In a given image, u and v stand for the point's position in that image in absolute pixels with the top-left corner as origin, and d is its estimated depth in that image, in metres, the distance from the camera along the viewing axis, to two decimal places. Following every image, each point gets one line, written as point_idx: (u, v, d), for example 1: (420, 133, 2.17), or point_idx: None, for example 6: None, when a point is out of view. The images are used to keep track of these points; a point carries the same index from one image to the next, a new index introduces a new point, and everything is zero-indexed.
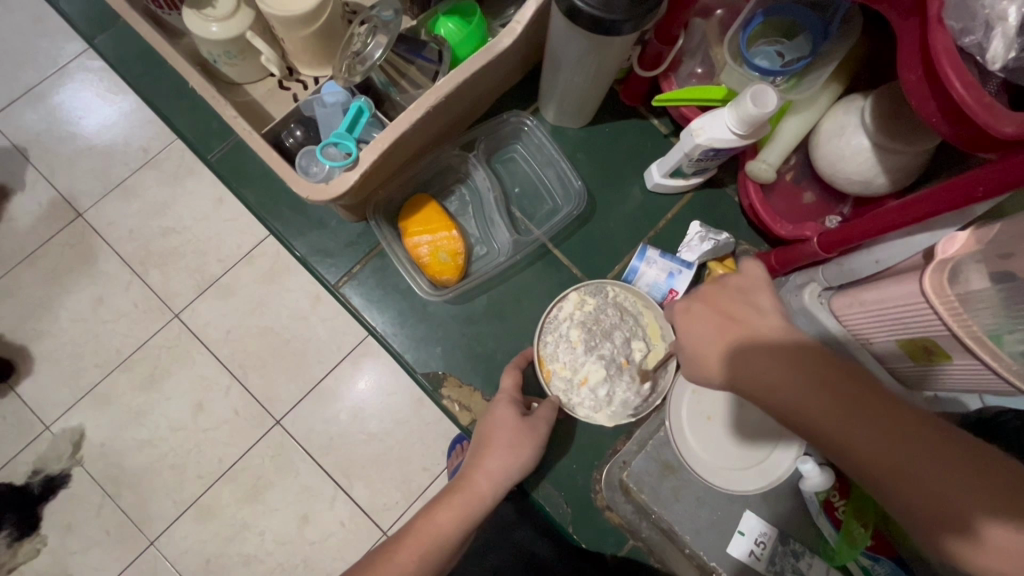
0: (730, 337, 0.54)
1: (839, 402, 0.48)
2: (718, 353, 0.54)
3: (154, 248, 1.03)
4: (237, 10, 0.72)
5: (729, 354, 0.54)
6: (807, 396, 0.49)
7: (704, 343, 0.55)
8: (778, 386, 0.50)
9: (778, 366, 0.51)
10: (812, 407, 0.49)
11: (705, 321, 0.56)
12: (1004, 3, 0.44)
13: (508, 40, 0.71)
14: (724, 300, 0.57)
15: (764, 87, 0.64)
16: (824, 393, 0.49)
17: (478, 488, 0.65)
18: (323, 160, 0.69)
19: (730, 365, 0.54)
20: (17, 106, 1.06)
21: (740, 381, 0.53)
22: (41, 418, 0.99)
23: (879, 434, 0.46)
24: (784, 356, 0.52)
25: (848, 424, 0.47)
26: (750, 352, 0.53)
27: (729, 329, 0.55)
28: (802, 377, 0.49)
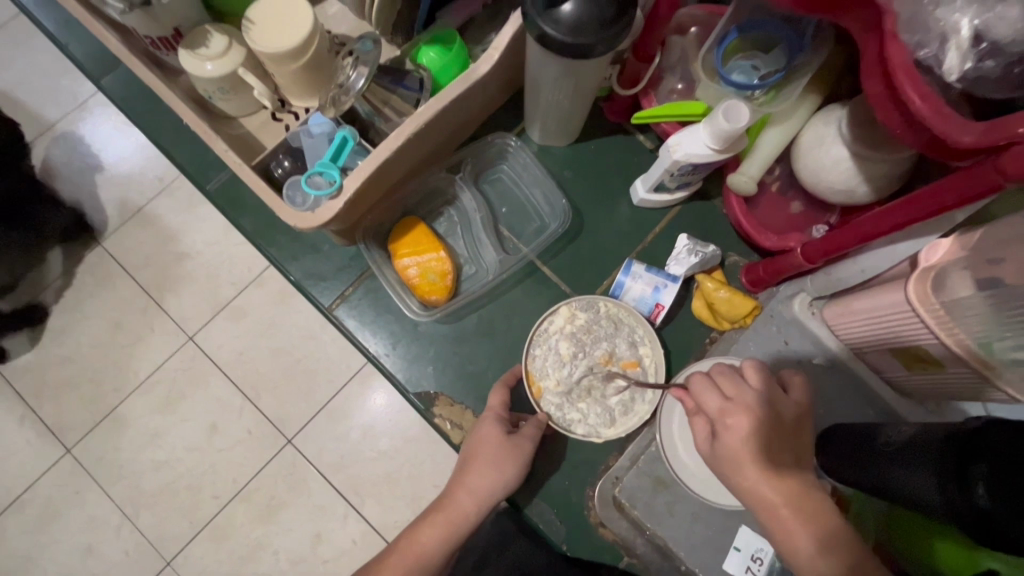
0: (754, 431, 0.56)
1: (803, 506, 0.54)
2: (738, 449, 0.56)
3: (167, 274, 1.07)
4: (228, 48, 0.75)
5: (746, 452, 0.55)
6: (784, 498, 0.54)
7: (730, 434, 0.56)
8: (771, 485, 0.54)
9: (776, 468, 0.55)
10: (776, 458, 0.56)
11: (737, 406, 0.58)
12: (957, 15, 0.46)
13: (486, 66, 0.73)
14: (751, 397, 0.58)
15: (735, 102, 0.66)
16: (798, 497, 0.55)
17: (461, 506, 0.67)
18: (308, 189, 0.72)
19: (740, 458, 0.56)
20: (39, 142, 1.11)
21: (736, 472, 0.56)
22: (62, 441, 1.03)
23: (816, 534, 0.53)
24: (781, 459, 0.56)
25: (805, 526, 0.53)
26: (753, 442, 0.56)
27: (750, 412, 0.57)
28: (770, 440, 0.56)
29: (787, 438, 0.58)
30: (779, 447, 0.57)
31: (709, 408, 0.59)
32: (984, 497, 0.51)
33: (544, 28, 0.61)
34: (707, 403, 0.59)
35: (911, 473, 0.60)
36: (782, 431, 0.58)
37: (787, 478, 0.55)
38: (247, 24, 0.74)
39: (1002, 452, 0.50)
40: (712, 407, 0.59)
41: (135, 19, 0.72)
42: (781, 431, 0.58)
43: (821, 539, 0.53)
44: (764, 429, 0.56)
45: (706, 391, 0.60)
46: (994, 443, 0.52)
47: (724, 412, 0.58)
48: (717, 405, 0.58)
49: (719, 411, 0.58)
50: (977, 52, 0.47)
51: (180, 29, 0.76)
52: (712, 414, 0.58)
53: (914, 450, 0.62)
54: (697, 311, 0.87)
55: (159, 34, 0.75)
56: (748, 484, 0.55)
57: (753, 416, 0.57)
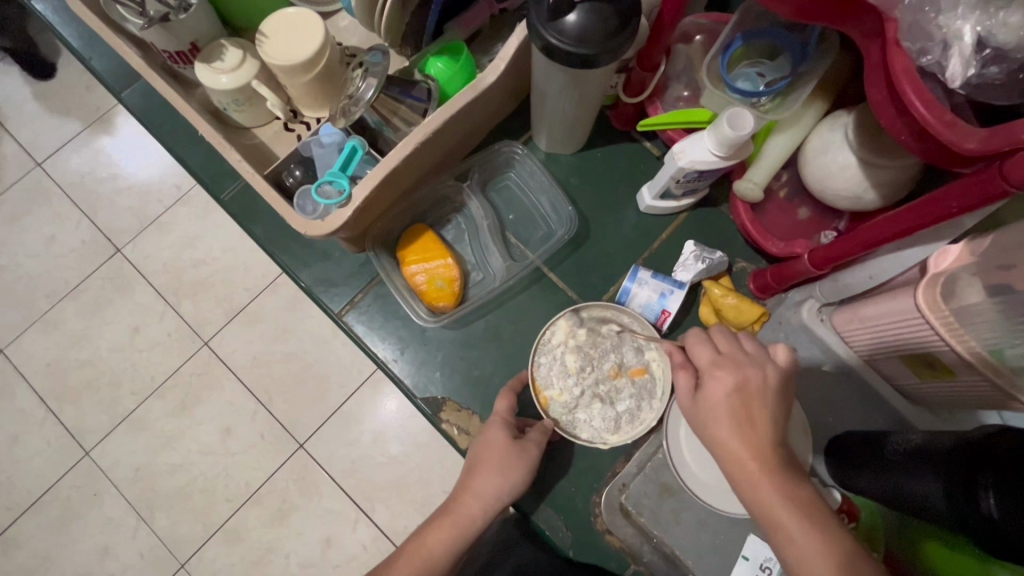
0: (735, 387, 0.57)
1: (772, 468, 0.53)
2: (719, 399, 0.57)
3: (184, 280, 1.10)
4: (243, 61, 0.78)
5: (725, 404, 0.56)
6: (755, 457, 0.54)
7: (712, 387, 0.58)
8: (742, 441, 0.54)
9: (751, 423, 0.55)
10: (759, 419, 0.56)
11: (727, 364, 0.58)
12: (959, 22, 0.46)
13: (493, 76, 0.74)
14: (743, 358, 0.59)
15: (740, 110, 0.66)
16: (770, 460, 0.54)
17: (468, 511, 0.68)
18: (319, 198, 0.74)
19: (717, 408, 0.56)
20: (64, 152, 1.16)
21: (710, 420, 0.57)
22: (81, 444, 1.06)
23: (788, 500, 0.52)
24: (759, 418, 0.56)
25: (775, 489, 0.52)
26: (737, 398, 0.56)
27: (737, 368, 0.58)
28: (754, 402, 0.56)
29: (773, 401, 0.57)
30: (760, 411, 0.56)
31: (699, 361, 0.60)
32: (992, 506, 0.50)
33: (548, 40, 0.61)
34: (699, 354, 0.61)
35: (918, 481, 0.60)
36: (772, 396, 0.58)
37: (761, 435, 0.55)
38: (261, 38, 0.76)
39: (1007, 462, 0.50)
40: (703, 360, 0.60)
41: (154, 35, 0.74)
42: (766, 395, 0.57)
43: (789, 503, 0.51)
44: (746, 388, 0.57)
45: (700, 345, 0.61)
46: (1002, 450, 0.51)
47: (713, 366, 0.59)
48: (708, 358, 0.60)
49: (707, 364, 0.59)
50: (981, 58, 0.47)
51: (197, 44, 0.79)
52: (702, 367, 0.60)
53: (921, 456, 0.61)
54: (704, 318, 0.87)
55: (177, 49, 0.78)
56: (717, 436, 0.56)
57: (740, 374, 0.58)
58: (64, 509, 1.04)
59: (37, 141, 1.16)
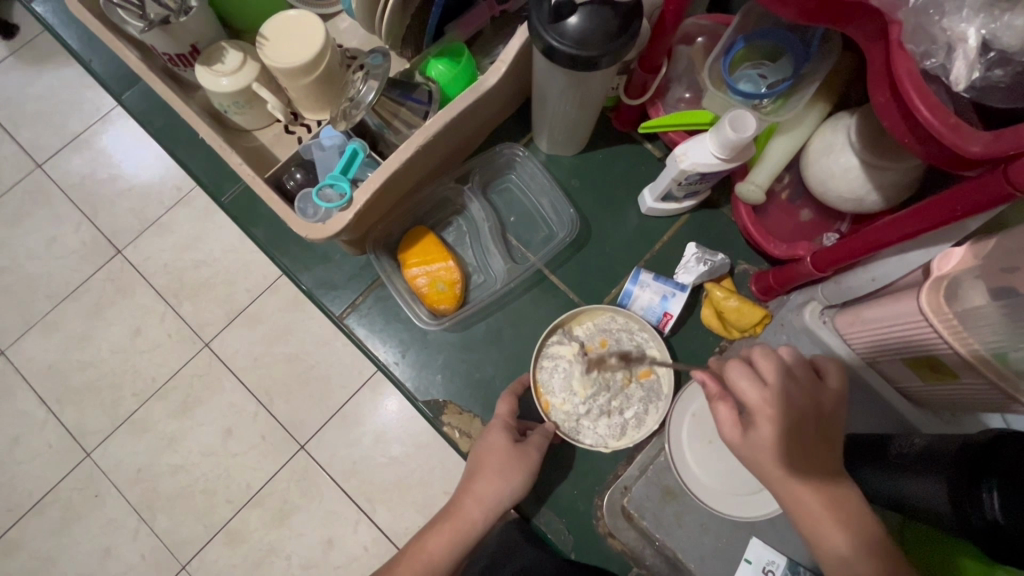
0: (789, 430, 0.54)
1: (825, 492, 0.55)
2: (773, 442, 0.54)
3: (185, 281, 1.10)
4: (244, 63, 0.77)
5: (782, 451, 0.54)
6: (819, 499, 0.55)
7: (765, 427, 0.55)
8: (806, 485, 0.54)
9: (807, 463, 0.55)
10: (809, 447, 0.55)
11: (775, 400, 0.55)
12: (963, 25, 0.46)
13: (494, 79, 0.74)
14: (789, 387, 0.56)
15: (742, 112, 0.66)
16: (821, 482, 0.55)
17: (468, 515, 0.68)
18: (319, 201, 0.74)
19: (774, 456, 0.54)
20: (65, 153, 1.15)
21: (769, 468, 0.55)
22: (82, 445, 1.05)
23: (838, 518, 0.54)
24: (809, 447, 0.55)
25: (836, 521, 0.54)
26: (790, 434, 0.54)
27: (786, 401, 0.55)
28: (803, 430, 0.55)
29: (819, 426, 0.56)
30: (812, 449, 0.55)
31: (747, 400, 0.56)
32: (997, 509, 0.50)
33: (550, 41, 0.61)
34: (744, 395, 0.56)
35: (920, 483, 0.60)
36: (814, 422, 0.56)
37: (820, 474, 0.55)
38: (262, 41, 0.76)
39: (1008, 464, 0.50)
40: (751, 399, 0.56)
41: (153, 37, 0.74)
42: (813, 421, 0.56)
43: (839, 521, 0.54)
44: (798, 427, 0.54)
45: (744, 378, 0.56)
46: (1006, 453, 0.51)
47: (765, 407, 0.55)
48: (758, 396, 0.55)
49: (757, 405, 0.55)
50: (984, 61, 0.47)
51: (198, 46, 0.79)
52: (750, 406, 0.56)
53: (926, 458, 0.61)
54: (705, 320, 0.86)
55: (177, 51, 0.78)
56: (781, 484, 0.55)
57: (791, 411, 0.55)
58: (65, 510, 1.04)
59: (37, 142, 1.16)
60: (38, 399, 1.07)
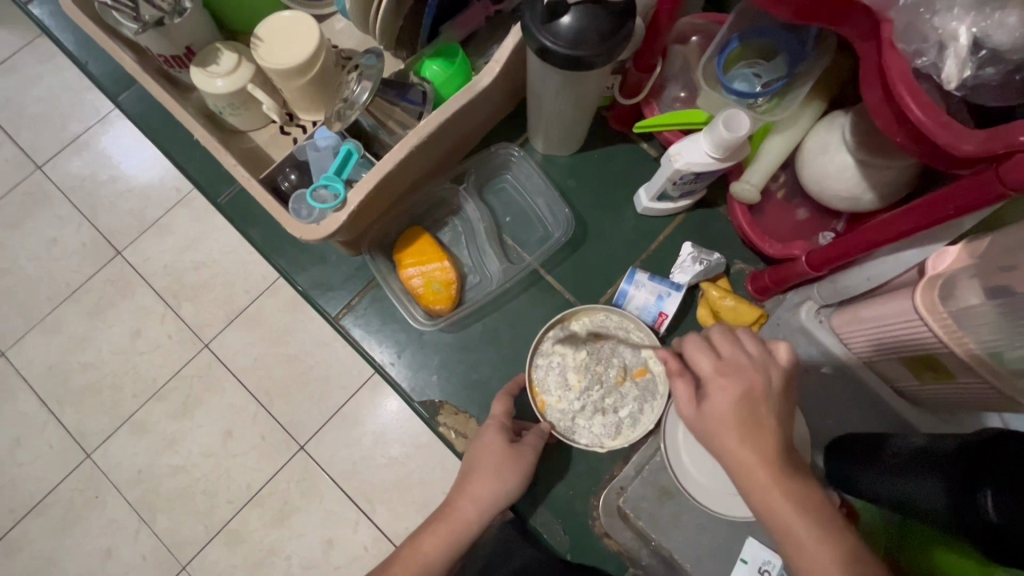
0: (742, 397, 0.53)
1: (782, 476, 0.51)
2: (726, 412, 0.52)
3: (184, 282, 1.10)
4: (238, 64, 0.78)
5: (733, 416, 0.52)
6: (768, 470, 0.51)
7: (718, 397, 0.53)
8: (753, 454, 0.51)
9: (760, 432, 0.52)
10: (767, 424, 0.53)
11: (730, 372, 0.54)
12: (955, 23, 0.45)
13: (488, 79, 0.74)
14: (744, 359, 0.55)
15: (736, 110, 0.66)
16: (778, 466, 0.52)
17: (463, 515, 0.68)
18: (314, 202, 0.74)
19: (723, 422, 0.52)
20: (64, 154, 1.16)
21: (719, 434, 0.52)
22: (83, 446, 1.06)
23: (798, 507, 0.51)
24: (765, 422, 0.53)
25: (783, 496, 0.51)
26: (746, 407, 0.52)
27: (740, 373, 0.54)
28: (759, 405, 0.53)
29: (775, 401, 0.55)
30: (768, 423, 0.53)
31: (702, 371, 0.55)
32: (992, 508, 0.50)
33: (543, 41, 0.61)
34: (699, 364, 0.55)
35: (918, 485, 0.60)
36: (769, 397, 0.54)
37: (771, 446, 0.52)
38: (256, 42, 0.76)
39: (1009, 465, 0.50)
40: (706, 369, 0.55)
41: (147, 39, 0.74)
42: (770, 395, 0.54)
43: (800, 510, 0.51)
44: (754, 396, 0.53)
45: (699, 351, 0.56)
46: (1004, 453, 0.51)
47: (718, 375, 0.54)
48: (711, 367, 0.54)
49: (710, 374, 0.54)
50: (976, 60, 0.46)
51: (192, 48, 0.79)
52: (705, 376, 0.54)
53: (923, 458, 0.61)
54: (702, 319, 0.86)
55: (172, 53, 0.78)
56: (729, 451, 0.52)
57: (746, 380, 0.54)
58: (66, 511, 1.04)
59: (37, 143, 1.16)
60: (38, 400, 1.08)
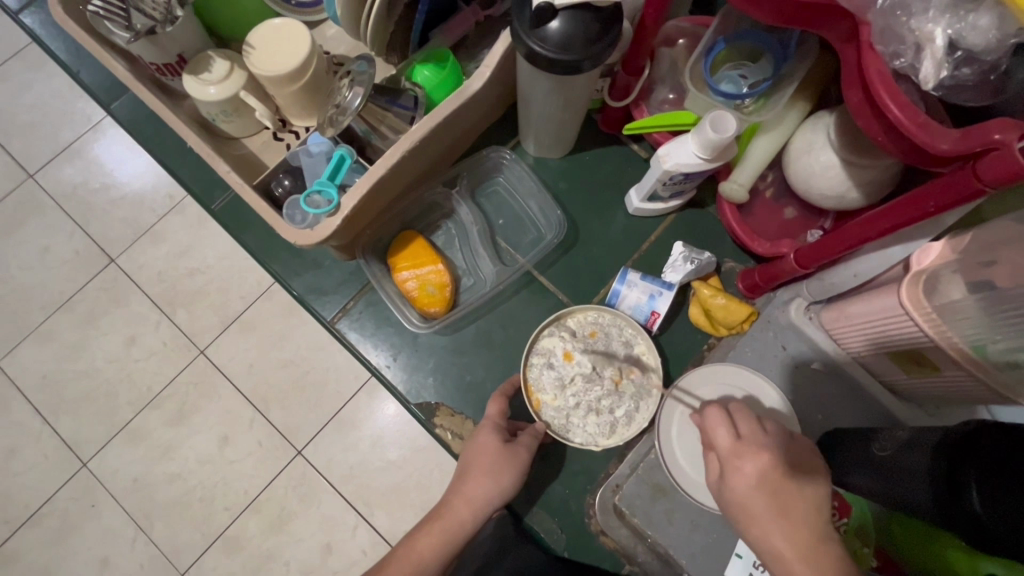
0: (763, 475, 0.56)
1: (817, 558, 0.51)
2: (747, 486, 0.56)
3: (180, 289, 1.10)
4: (230, 72, 0.78)
5: (756, 491, 0.55)
6: (802, 554, 0.51)
7: (740, 471, 0.57)
8: (783, 535, 0.53)
9: (786, 510, 0.54)
10: (795, 503, 0.54)
11: (749, 450, 0.59)
12: (931, 25, 0.46)
13: (478, 84, 0.75)
14: (764, 441, 0.60)
15: (722, 113, 0.67)
16: (808, 545, 0.52)
17: (458, 515, 0.70)
18: (309, 208, 0.74)
19: (748, 496, 0.55)
20: (56, 162, 1.16)
21: (745, 511, 0.55)
22: (79, 455, 1.06)
23: None
24: (791, 500, 0.54)
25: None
26: (766, 482, 0.55)
27: (759, 452, 0.58)
28: (783, 480, 0.55)
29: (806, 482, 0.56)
30: (800, 502, 0.54)
31: (721, 447, 0.61)
32: (977, 501, 0.51)
33: (531, 46, 0.62)
34: (718, 439, 0.61)
35: (908, 473, 0.61)
36: (799, 477, 0.56)
37: (804, 528, 0.53)
38: (248, 49, 0.76)
39: (989, 456, 0.51)
40: (724, 444, 0.61)
41: (140, 47, 0.75)
42: (802, 476, 0.56)
43: None
44: (778, 477, 0.56)
45: (719, 427, 0.62)
46: (986, 444, 0.52)
47: (735, 455, 0.59)
48: (730, 443, 0.60)
49: (726, 450, 0.60)
50: (952, 60, 0.48)
51: (184, 56, 0.79)
52: (723, 452, 0.60)
53: (912, 450, 0.62)
54: (694, 318, 0.87)
55: (164, 61, 0.78)
56: (760, 527, 0.54)
57: (768, 458, 0.57)
58: (62, 520, 1.04)
59: (29, 151, 1.16)
60: (33, 410, 1.07)
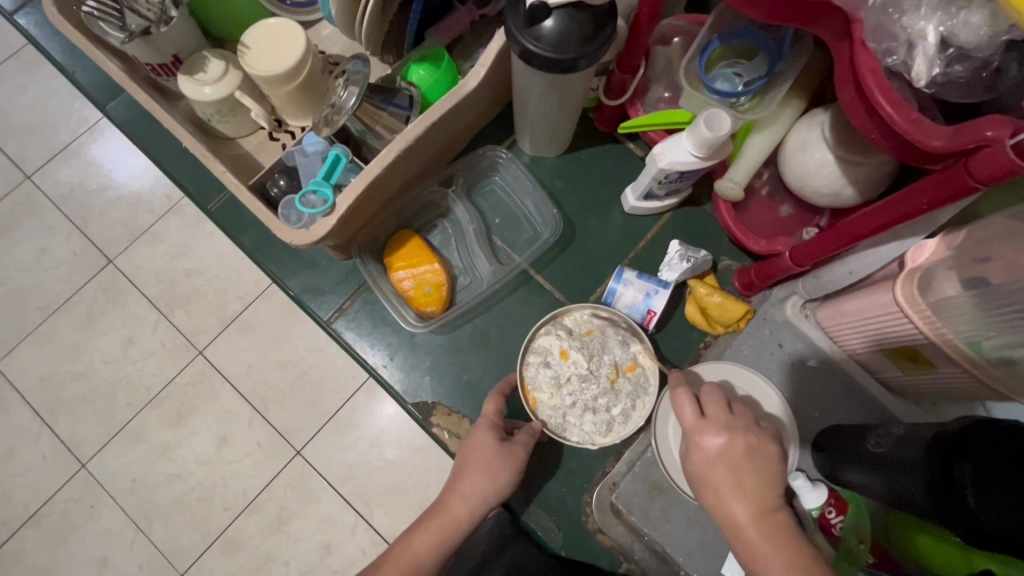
0: (723, 450, 0.59)
1: (766, 525, 0.54)
2: (708, 461, 0.59)
3: (177, 290, 1.10)
4: (226, 72, 0.78)
5: (716, 466, 0.58)
6: (755, 522, 0.55)
7: (704, 448, 0.60)
8: (738, 505, 0.56)
9: (743, 482, 0.57)
10: (751, 476, 0.57)
11: (712, 429, 0.61)
12: (922, 22, 0.47)
13: (473, 82, 0.75)
14: (726, 419, 0.62)
15: (717, 111, 0.67)
16: (761, 514, 0.55)
17: (455, 513, 0.70)
18: (303, 207, 0.75)
19: (710, 469, 0.59)
20: (53, 163, 1.16)
21: (706, 483, 0.58)
22: (77, 456, 1.06)
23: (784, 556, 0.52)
24: (747, 473, 0.57)
25: (771, 548, 0.53)
26: (725, 458, 0.59)
27: (721, 429, 0.61)
28: (739, 455, 0.59)
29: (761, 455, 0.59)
30: (755, 473, 0.57)
31: (687, 424, 0.63)
32: (974, 502, 0.51)
33: (526, 45, 0.62)
34: (684, 417, 0.64)
35: (904, 469, 0.61)
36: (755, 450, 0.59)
37: (760, 498, 0.56)
38: (243, 49, 0.76)
39: (987, 454, 0.51)
40: (690, 422, 0.63)
41: (134, 48, 0.75)
42: (760, 450, 0.59)
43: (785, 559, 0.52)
44: (737, 453, 0.59)
45: (685, 405, 0.64)
46: (980, 442, 0.52)
47: (698, 432, 0.61)
48: (695, 420, 0.63)
49: (691, 429, 0.62)
50: (945, 57, 0.48)
51: (179, 56, 0.79)
52: (689, 429, 0.63)
53: (907, 445, 0.62)
54: (690, 316, 0.87)
55: (159, 62, 0.78)
56: (719, 498, 0.57)
57: (728, 435, 0.60)
58: (61, 522, 1.04)
59: (25, 153, 1.16)
60: (32, 411, 1.07)
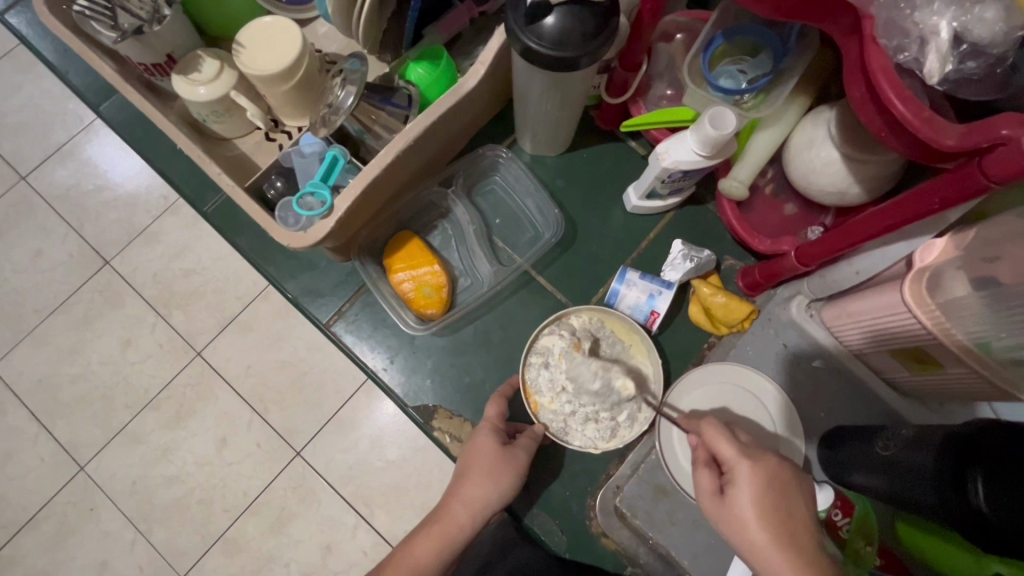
0: (768, 485, 0.55)
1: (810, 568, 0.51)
2: (752, 496, 0.55)
3: (175, 290, 1.08)
4: (220, 72, 0.76)
5: (761, 502, 0.54)
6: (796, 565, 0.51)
7: (746, 480, 0.56)
8: (780, 543, 0.52)
9: (788, 523, 0.53)
10: (795, 516, 0.54)
11: (760, 460, 0.57)
12: (935, 18, 0.45)
13: (473, 81, 0.73)
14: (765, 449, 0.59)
15: (721, 109, 0.66)
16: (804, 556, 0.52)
17: (456, 518, 0.69)
18: (301, 209, 0.73)
19: (754, 503, 0.54)
20: (48, 164, 1.14)
21: (746, 517, 0.54)
22: (75, 459, 1.05)
23: None
24: (791, 514, 0.54)
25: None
26: (773, 494, 0.55)
27: (766, 461, 0.57)
28: (783, 492, 0.55)
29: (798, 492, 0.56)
30: (795, 510, 0.54)
31: (725, 453, 0.59)
32: (983, 502, 0.50)
33: (527, 43, 0.60)
34: (723, 447, 0.59)
35: (914, 468, 0.60)
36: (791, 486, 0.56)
37: (801, 540, 0.53)
38: (238, 47, 0.75)
39: (999, 454, 0.50)
40: (728, 453, 0.58)
41: (127, 47, 0.73)
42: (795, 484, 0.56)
43: None
44: (780, 488, 0.55)
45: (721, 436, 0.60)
46: (994, 442, 0.51)
47: (741, 461, 0.57)
48: (735, 450, 0.58)
49: (734, 460, 0.57)
50: (958, 54, 0.47)
51: (173, 56, 0.78)
52: (727, 459, 0.58)
53: (920, 445, 0.61)
54: (693, 317, 0.86)
55: (153, 61, 0.77)
56: (760, 536, 0.53)
57: (772, 468, 0.56)
58: (60, 525, 1.03)
59: (19, 154, 1.14)
60: (29, 414, 1.06)
